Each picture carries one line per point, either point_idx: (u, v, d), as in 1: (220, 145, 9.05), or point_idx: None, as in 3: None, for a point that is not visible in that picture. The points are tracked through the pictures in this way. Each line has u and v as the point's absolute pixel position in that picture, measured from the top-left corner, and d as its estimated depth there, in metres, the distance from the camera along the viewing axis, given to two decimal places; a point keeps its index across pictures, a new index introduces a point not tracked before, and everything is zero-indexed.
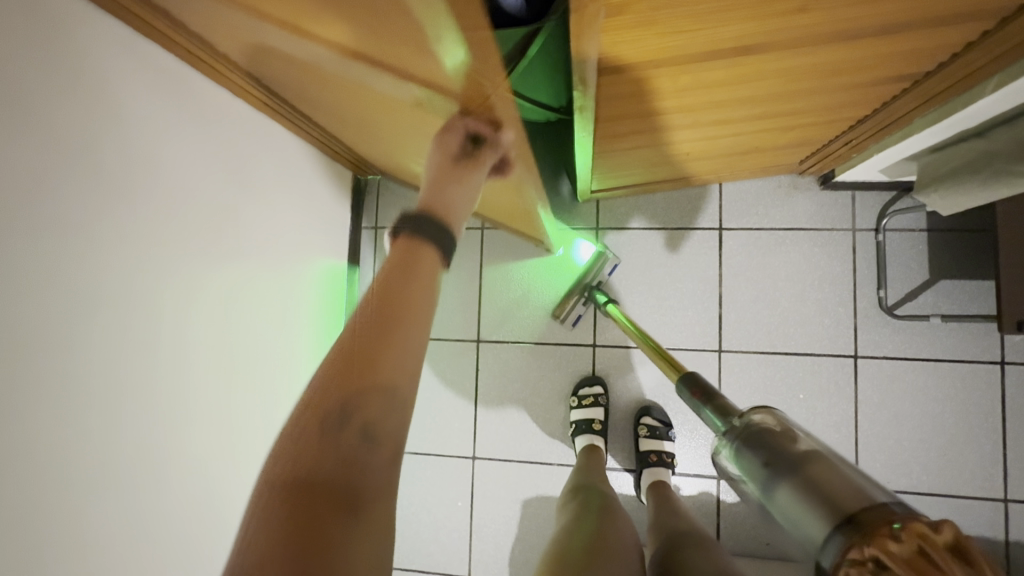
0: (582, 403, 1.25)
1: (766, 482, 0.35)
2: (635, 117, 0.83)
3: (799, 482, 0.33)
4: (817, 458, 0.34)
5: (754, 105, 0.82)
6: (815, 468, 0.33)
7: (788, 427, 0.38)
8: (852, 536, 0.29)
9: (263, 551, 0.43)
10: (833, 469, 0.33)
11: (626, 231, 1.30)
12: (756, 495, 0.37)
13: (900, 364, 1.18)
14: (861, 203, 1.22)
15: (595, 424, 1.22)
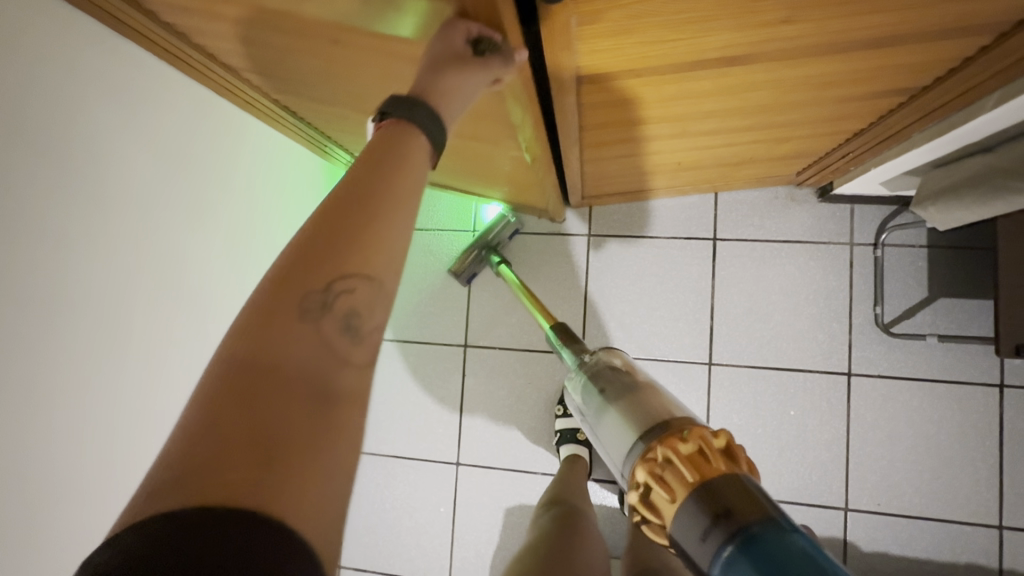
0: (567, 412, 1.23)
1: (613, 402, 0.60)
2: (622, 125, 0.81)
3: (630, 400, 0.59)
4: (643, 390, 0.60)
5: (746, 116, 0.80)
6: (641, 396, 0.59)
7: (630, 375, 0.63)
8: (657, 434, 0.52)
9: (210, 443, 0.37)
10: (650, 396, 0.59)
11: (619, 239, 1.28)
12: (607, 410, 0.60)
13: (895, 383, 1.15)
14: (860, 217, 1.19)
15: (580, 433, 1.21)
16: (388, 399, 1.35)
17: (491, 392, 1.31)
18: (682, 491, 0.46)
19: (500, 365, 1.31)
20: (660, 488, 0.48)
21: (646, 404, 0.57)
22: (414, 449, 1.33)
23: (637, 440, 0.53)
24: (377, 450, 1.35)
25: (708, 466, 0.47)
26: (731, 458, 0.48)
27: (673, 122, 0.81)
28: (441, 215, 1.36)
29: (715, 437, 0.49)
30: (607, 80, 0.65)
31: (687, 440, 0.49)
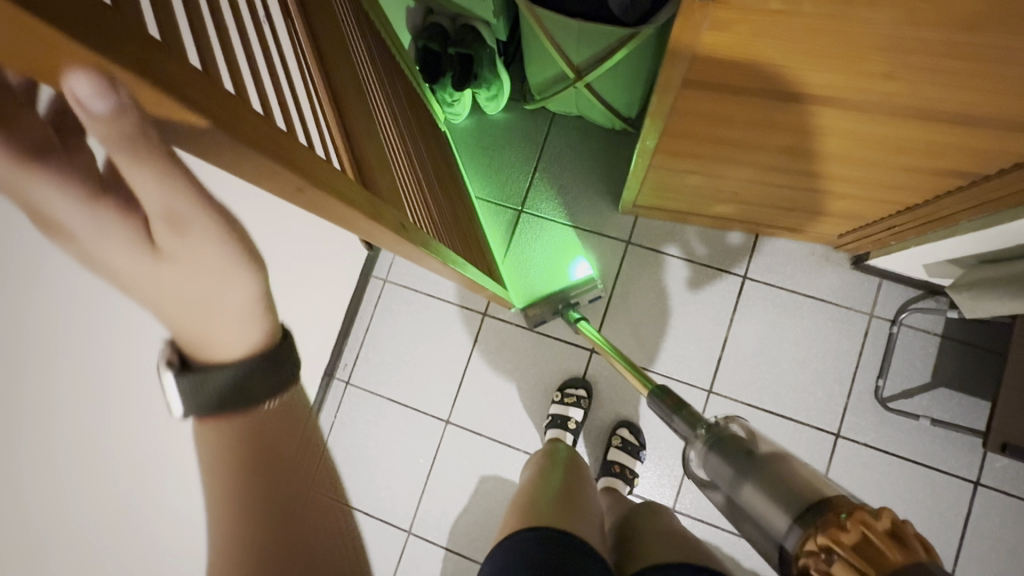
0: (564, 399, 1.29)
1: (737, 485, 0.53)
2: (699, 139, 0.86)
3: (763, 483, 0.50)
4: (779, 460, 0.52)
5: (815, 161, 0.85)
6: (778, 470, 0.51)
7: (751, 439, 0.57)
8: (811, 527, 0.44)
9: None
10: (791, 468, 0.50)
11: (656, 253, 1.33)
12: (728, 490, 0.54)
13: (877, 454, 1.20)
14: (885, 292, 1.24)
15: (570, 422, 1.25)
16: (399, 345, 1.40)
17: (497, 364, 1.36)
18: None
19: (512, 340, 1.36)
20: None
21: (781, 488, 0.49)
22: (410, 398, 1.38)
23: (791, 523, 0.46)
24: (375, 389, 1.40)
25: (882, 560, 0.40)
26: (906, 542, 0.41)
27: (746, 149, 0.86)
28: (494, 186, 1.41)
29: (877, 514, 0.42)
30: (703, 91, 0.71)
31: (847, 527, 0.42)
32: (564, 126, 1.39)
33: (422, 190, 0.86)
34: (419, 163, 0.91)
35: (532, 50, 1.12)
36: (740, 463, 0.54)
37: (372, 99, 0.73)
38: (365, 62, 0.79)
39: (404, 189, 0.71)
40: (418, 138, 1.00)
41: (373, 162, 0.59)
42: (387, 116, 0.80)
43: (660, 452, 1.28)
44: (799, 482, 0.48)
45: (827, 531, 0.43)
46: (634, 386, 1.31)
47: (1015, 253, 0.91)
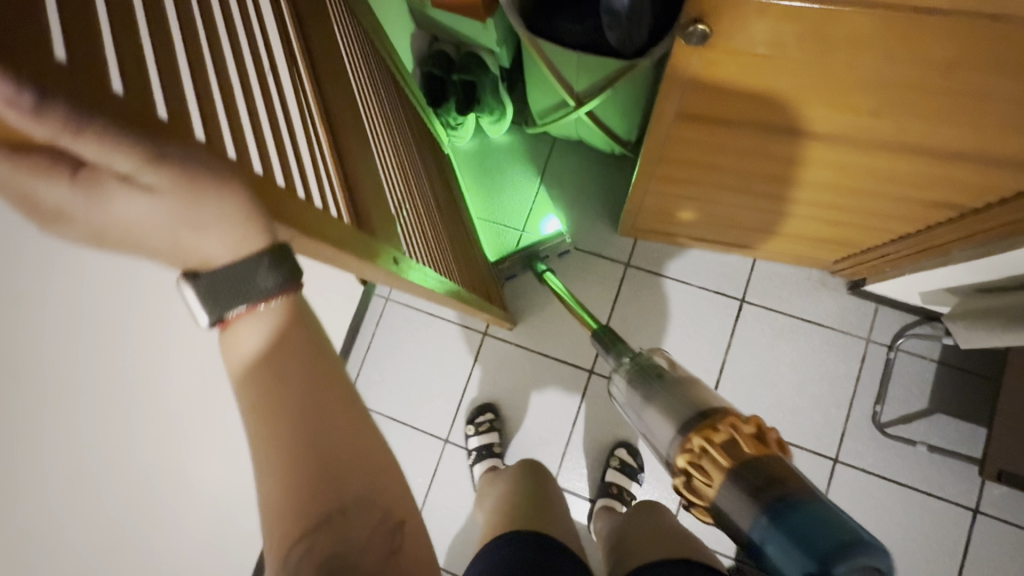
0: (479, 429, 1.32)
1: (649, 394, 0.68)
2: (695, 167, 0.88)
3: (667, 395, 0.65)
4: (687, 382, 0.67)
5: (808, 190, 0.87)
6: (684, 388, 0.66)
7: (672, 367, 0.72)
8: (695, 425, 0.57)
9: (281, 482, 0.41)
10: (691, 387, 0.66)
11: (655, 276, 1.35)
12: (642, 398, 0.69)
13: (876, 480, 1.20)
14: (882, 317, 1.25)
15: (494, 448, 1.29)
16: (399, 362, 1.41)
17: (495, 383, 1.37)
18: (727, 471, 0.51)
19: (511, 360, 1.38)
20: (702, 473, 0.53)
21: (681, 399, 0.64)
22: (410, 415, 1.39)
23: (676, 429, 0.60)
24: (375, 407, 1.40)
25: (755, 449, 0.52)
26: (766, 443, 0.52)
27: (742, 178, 0.88)
28: (496, 208, 1.44)
29: (748, 421, 0.54)
30: (701, 124, 0.74)
31: (720, 427, 0.54)
32: (565, 149, 1.42)
33: (421, 218, 0.87)
34: (419, 190, 0.93)
35: (534, 78, 1.15)
36: (655, 384, 0.69)
37: (374, 135, 0.74)
38: (370, 95, 0.80)
39: (401, 221, 0.73)
40: (420, 161, 1.04)
41: (368, 201, 0.60)
42: (388, 147, 0.81)
43: (657, 474, 1.28)
44: (693, 398, 0.63)
45: (724, 426, 0.54)
46: None
47: (1007, 282, 0.93)
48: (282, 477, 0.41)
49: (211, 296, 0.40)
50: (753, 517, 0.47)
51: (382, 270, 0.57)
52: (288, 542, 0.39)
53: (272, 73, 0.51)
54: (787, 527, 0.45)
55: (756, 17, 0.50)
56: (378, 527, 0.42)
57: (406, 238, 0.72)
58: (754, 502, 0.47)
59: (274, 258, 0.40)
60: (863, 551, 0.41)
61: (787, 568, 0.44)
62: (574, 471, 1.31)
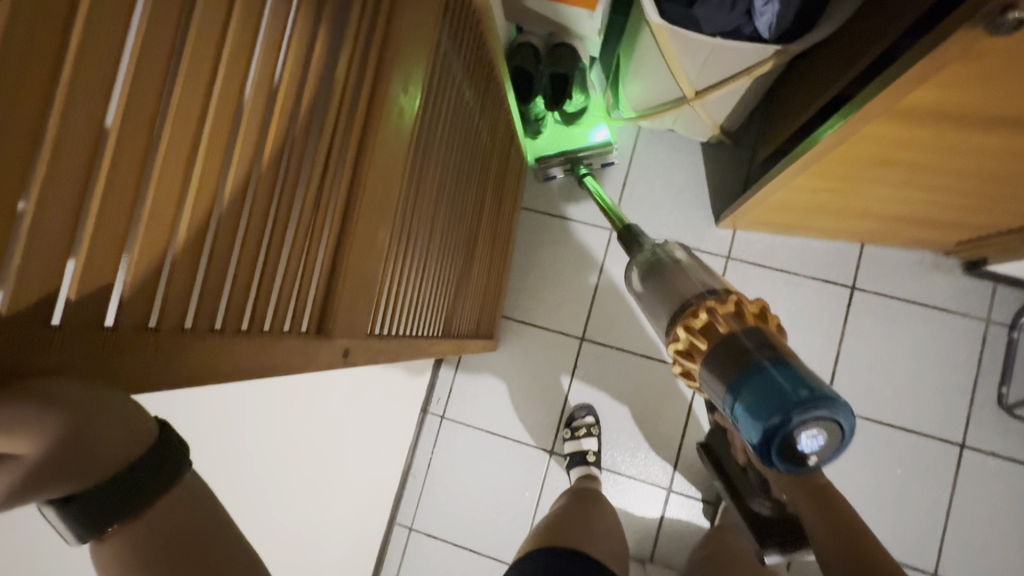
0: (574, 434, 1.28)
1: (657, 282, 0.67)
2: (861, 163, 0.82)
3: (673, 282, 0.65)
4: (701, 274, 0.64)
5: (985, 180, 0.82)
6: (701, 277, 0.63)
7: (688, 255, 0.69)
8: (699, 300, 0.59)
9: None
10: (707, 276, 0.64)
11: (758, 268, 1.30)
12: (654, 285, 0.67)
13: (1005, 464, 1.18)
14: (1000, 297, 1.21)
15: (589, 455, 1.25)
16: (495, 374, 1.37)
17: (598, 389, 1.33)
18: (719, 336, 0.55)
19: (613, 364, 1.33)
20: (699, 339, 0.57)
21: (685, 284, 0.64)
22: (510, 427, 1.35)
23: (672, 311, 0.62)
24: (473, 422, 1.36)
25: (746, 318, 0.55)
26: (765, 319, 0.55)
27: (909, 172, 0.83)
28: (580, 206, 1.38)
29: (751, 301, 0.56)
30: (902, 124, 0.68)
31: (725, 302, 0.57)
32: (652, 141, 1.36)
33: (425, 267, 0.74)
34: (446, 223, 0.81)
35: (645, 71, 1.08)
36: (661, 274, 0.67)
37: (411, 176, 0.62)
38: (431, 119, 0.67)
39: (390, 283, 0.61)
40: (469, 190, 0.91)
41: (352, 277, 0.49)
42: (428, 184, 0.69)
43: None
44: (693, 281, 0.63)
45: (736, 301, 0.56)
46: None
47: None
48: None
49: (85, 522, 0.27)
50: (726, 389, 0.52)
51: (332, 348, 0.47)
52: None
53: (303, 132, 0.40)
54: (753, 389, 0.49)
55: None
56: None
57: (384, 302, 0.61)
58: (733, 362, 0.52)
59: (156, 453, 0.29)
60: (820, 403, 0.46)
61: (746, 424, 0.50)
62: (689, 474, 1.28)
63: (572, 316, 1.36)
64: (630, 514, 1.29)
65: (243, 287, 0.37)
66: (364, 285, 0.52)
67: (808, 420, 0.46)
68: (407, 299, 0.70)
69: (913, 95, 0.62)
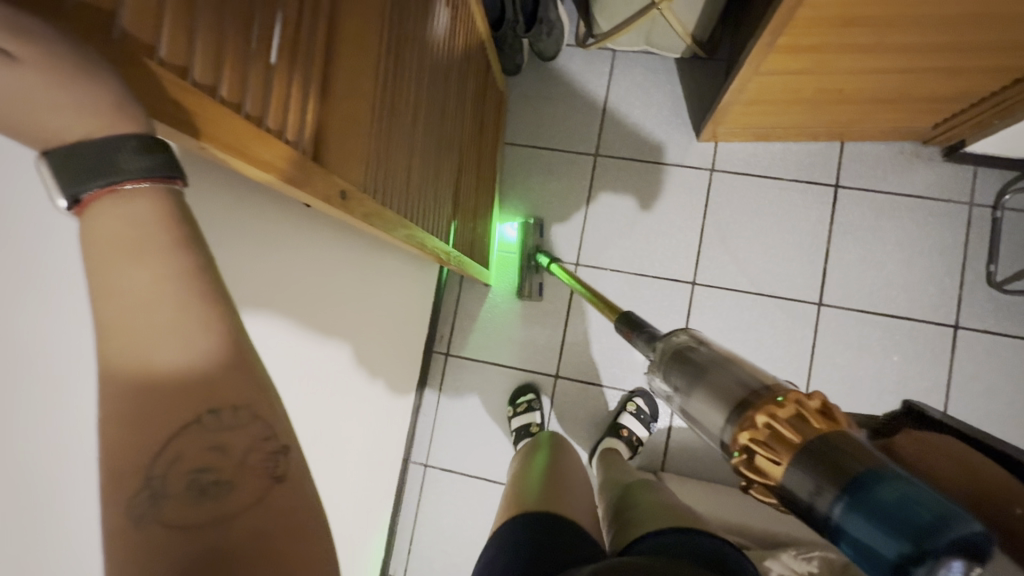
0: (518, 410, 1.30)
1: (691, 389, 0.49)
2: (826, 26, 0.84)
3: (709, 386, 0.46)
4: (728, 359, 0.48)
5: (946, 30, 0.84)
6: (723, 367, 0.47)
7: (703, 342, 0.52)
8: (748, 408, 0.40)
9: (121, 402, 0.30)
10: (737, 364, 0.46)
11: (742, 177, 1.32)
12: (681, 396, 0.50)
13: (1000, 339, 1.20)
14: (981, 179, 1.24)
15: (533, 427, 1.27)
16: (495, 309, 1.39)
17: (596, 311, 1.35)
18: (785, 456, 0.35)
19: (608, 286, 1.35)
20: (764, 456, 0.37)
21: (734, 385, 0.44)
22: (514, 358, 1.37)
23: (728, 418, 0.42)
24: (478, 356, 1.39)
25: (814, 424, 0.36)
26: (835, 419, 0.36)
27: (876, 32, 0.85)
28: (563, 135, 1.40)
29: (811, 395, 0.38)
30: None
31: (782, 402, 0.38)
32: (628, 64, 1.38)
33: (412, 162, 0.75)
34: (432, 129, 0.83)
35: None
36: (695, 376, 0.49)
37: (393, 52, 0.63)
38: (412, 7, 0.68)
39: (380, 158, 0.62)
40: (452, 104, 0.92)
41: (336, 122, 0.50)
42: (412, 73, 0.71)
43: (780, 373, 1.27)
44: (743, 378, 0.44)
45: (789, 400, 0.38)
46: (741, 311, 1.29)
47: None
48: (126, 413, 0.30)
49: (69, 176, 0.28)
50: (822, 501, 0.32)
51: (327, 188, 0.48)
52: (139, 479, 0.29)
53: None
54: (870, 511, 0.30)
55: None
56: (253, 450, 0.32)
57: (378, 178, 0.63)
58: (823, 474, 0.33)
59: (145, 143, 0.29)
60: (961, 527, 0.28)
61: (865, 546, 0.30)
62: None
63: (565, 243, 1.38)
64: None
65: (241, 90, 0.38)
66: (354, 135, 0.53)
67: (948, 556, 0.27)
68: (399, 187, 0.71)
69: None
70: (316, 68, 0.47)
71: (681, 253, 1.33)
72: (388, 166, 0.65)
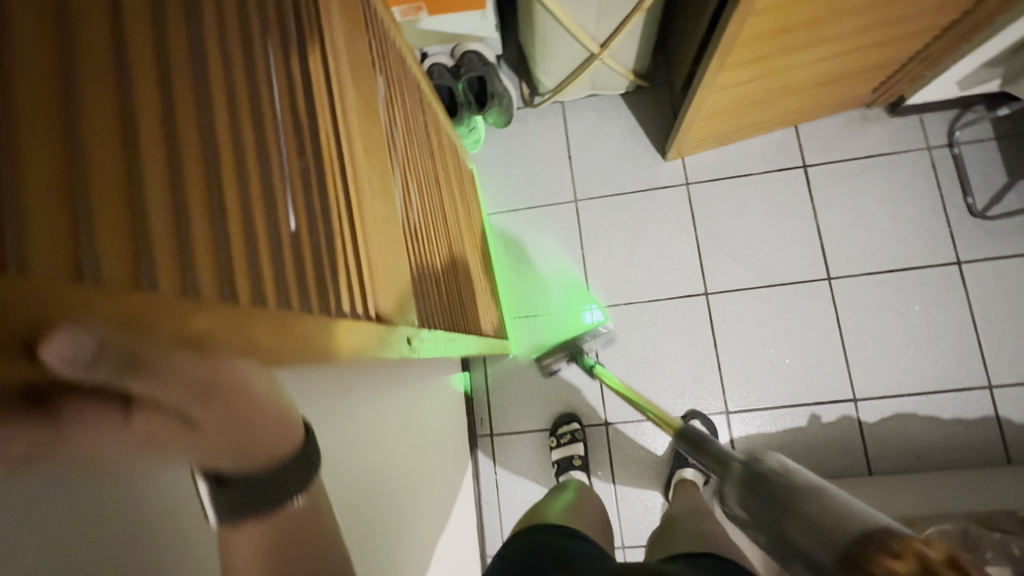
0: (559, 441, 1.29)
1: (774, 531, 0.44)
2: (766, 38, 0.90)
3: (807, 524, 0.40)
4: (821, 492, 0.42)
5: (868, 15, 0.92)
6: (823, 502, 0.41)
7: (787, 466, 0.47)
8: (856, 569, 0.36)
9: None
10: (837, 502, 0.40)
11: (718, 182, 1.37)
12: (770, 539, 0.45)
13: (1002, 263, 1.25)
14: (928, 124, 1.32)
15: (576, 459, 1.27)
16: (524, 374, 1.38)
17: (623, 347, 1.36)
18: None
19: (629, 321, 1.36)
20: None
21: (818, 521, 0.40)
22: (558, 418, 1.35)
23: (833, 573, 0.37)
24: (522, 427, 1.36)
25: None
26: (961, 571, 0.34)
27: (809, 31, 0.91)
28: (539, 191, 1.43)
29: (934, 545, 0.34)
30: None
31: (900, 557, 0.34)
32: (579, 110, 1.44)
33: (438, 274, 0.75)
34: (440, 233, 0.83)
35: (549, 45, 1.17)
36: (780, 510, 0.43)
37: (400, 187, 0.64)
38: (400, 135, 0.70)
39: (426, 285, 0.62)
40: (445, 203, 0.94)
41: (386, 276, 0.49)
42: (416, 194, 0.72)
43: (816, 354, 1.28)
44: (843, 516, 0.39)
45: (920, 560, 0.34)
46: (760, 307, 1.31)
47: None
48: None
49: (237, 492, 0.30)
50: None
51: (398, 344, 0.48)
52: None
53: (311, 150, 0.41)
54: None
55: None
56: None
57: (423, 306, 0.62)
58: None
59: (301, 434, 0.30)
60: None
61: None
62: (741, 390, 1.29)
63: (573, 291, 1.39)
64: None
65: (319, 288, 0.38)
66: (402, 281, 0.53)
67: None
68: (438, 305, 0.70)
69: None
70: (358, 231, 0.46)
71: (686, 269, 1.35)
72: (426, 291, 0.65)
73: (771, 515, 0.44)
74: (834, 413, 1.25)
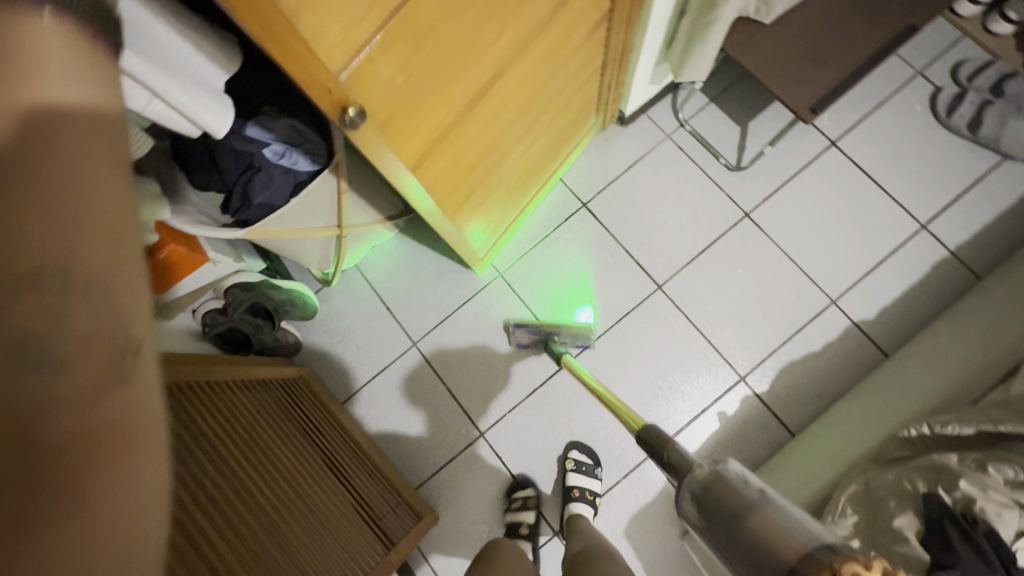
0: (512, 507, 1.26)
1: (721, 537, 0.53)
2: (461, 180, 0.96)
3: (751, 525, 0.50)
4: (763, 507, 0.51)
5: (529, 112, 1.00)
6: (761, 516, 0.50)
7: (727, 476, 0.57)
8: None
9: None
10: (772, 514, 0.50)
11: (524, 258, 1.41)
12: (711, 541, 0.54)
13: (778, 195, 1.35)
14: (656, 116, 1.44)
15: (525, 528, 1.23)
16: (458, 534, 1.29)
17: (531, 450, 1.32)
18: None
19: (523, 424, 1.33)
20: None
21: (762, 541, 0.48)
22: None
23: None
24: None
25: None
26: None
27: (493, 152, 0.98)
28: (377, 353, 1.40)
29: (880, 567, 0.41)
30: (430, 156, 0.82)
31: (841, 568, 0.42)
32: (372, 263, 1.44)
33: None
34: None
35: (292, 250, 1.16)
36: (726, 530, 0.52)
37: None
38: None
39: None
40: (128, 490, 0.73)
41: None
42: None
43: (690, 357, 1.31)
44: (773, 536, 0.48)
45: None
46: (621, 344, 1.33)
47: (673, 19, 1.13)
48: None
49: None
50: None
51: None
52: None
53: None
54: None
55: (368, 65, 0.59)
56: None
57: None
58: None
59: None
60: None
61: None
62: None
63: (458, 425, 1.35)
64: (651, 501, 1.26)
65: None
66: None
67: None
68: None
69: (400, 151, 0.75)
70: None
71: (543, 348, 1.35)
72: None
73: (715, 516, 0.54)
74: (734, 400, 1.27)
